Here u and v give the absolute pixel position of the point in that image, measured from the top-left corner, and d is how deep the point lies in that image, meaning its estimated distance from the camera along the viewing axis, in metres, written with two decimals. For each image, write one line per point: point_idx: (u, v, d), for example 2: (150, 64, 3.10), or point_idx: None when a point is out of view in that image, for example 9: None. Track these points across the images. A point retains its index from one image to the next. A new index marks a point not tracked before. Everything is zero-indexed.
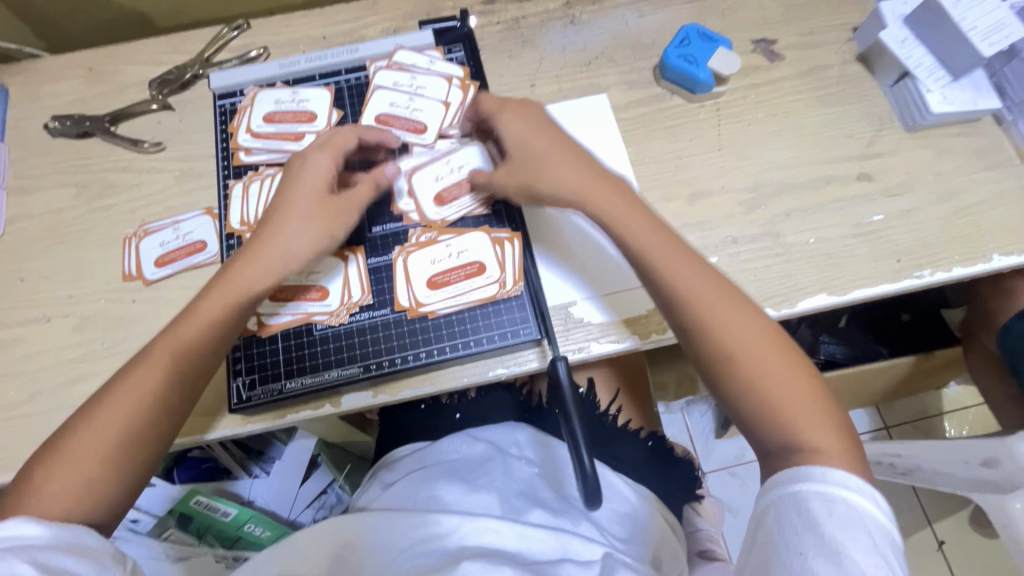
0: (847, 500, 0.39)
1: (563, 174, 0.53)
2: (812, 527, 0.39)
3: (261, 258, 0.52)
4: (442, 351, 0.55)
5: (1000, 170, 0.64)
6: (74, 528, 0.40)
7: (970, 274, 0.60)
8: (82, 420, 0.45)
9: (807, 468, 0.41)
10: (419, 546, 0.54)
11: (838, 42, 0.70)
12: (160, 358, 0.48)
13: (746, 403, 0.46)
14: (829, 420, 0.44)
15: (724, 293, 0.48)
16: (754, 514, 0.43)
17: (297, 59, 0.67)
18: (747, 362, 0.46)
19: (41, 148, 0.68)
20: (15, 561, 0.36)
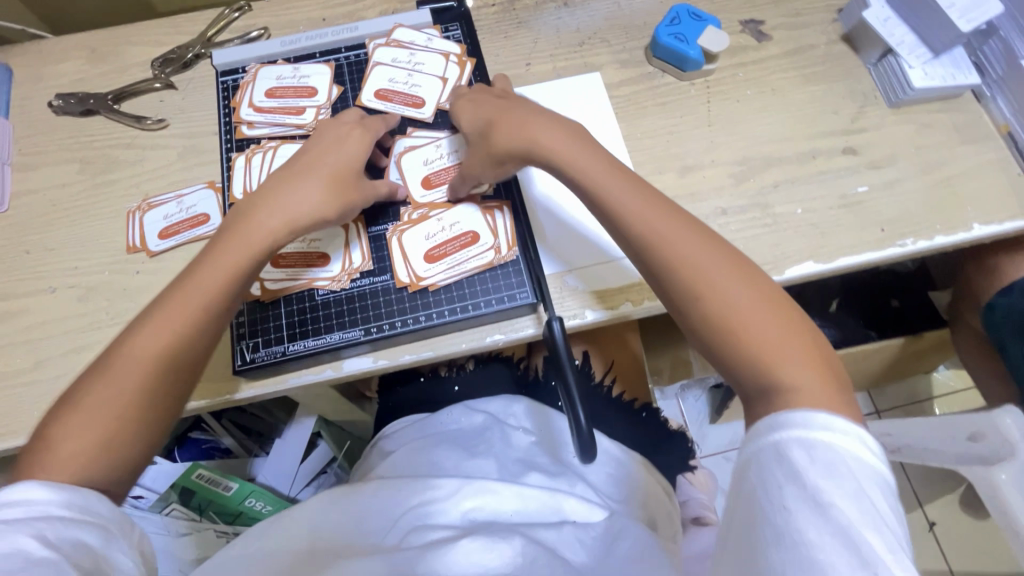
0: (831, 445, 0.36)
1: (524, 124, 0.54)
2: (795, 479, 0.36)
3: (280, 208, 0.53)
4: (440, 315, 0.57)
5: (981, 144, 0.66)
6: (83, 493, 0.40)
7: (952, 243, 0.62)
8: (100, 375, 0.44)
9: (787, 415, 0.38)
10: (417, 510, 0.55)
11: (824, 23, 0.72)
12: (185, 308, 0.48)
13: (725, 347, 0.43)
14: (809, 359, 0.41)
15: (697, 237, 0.46)
16: (735, 468, 0.40)
17: (297, 37, 0.68)
18: (724, 305, 0.43)
19: (45, 125, 0.69)
20: (18, 535, 0.35)
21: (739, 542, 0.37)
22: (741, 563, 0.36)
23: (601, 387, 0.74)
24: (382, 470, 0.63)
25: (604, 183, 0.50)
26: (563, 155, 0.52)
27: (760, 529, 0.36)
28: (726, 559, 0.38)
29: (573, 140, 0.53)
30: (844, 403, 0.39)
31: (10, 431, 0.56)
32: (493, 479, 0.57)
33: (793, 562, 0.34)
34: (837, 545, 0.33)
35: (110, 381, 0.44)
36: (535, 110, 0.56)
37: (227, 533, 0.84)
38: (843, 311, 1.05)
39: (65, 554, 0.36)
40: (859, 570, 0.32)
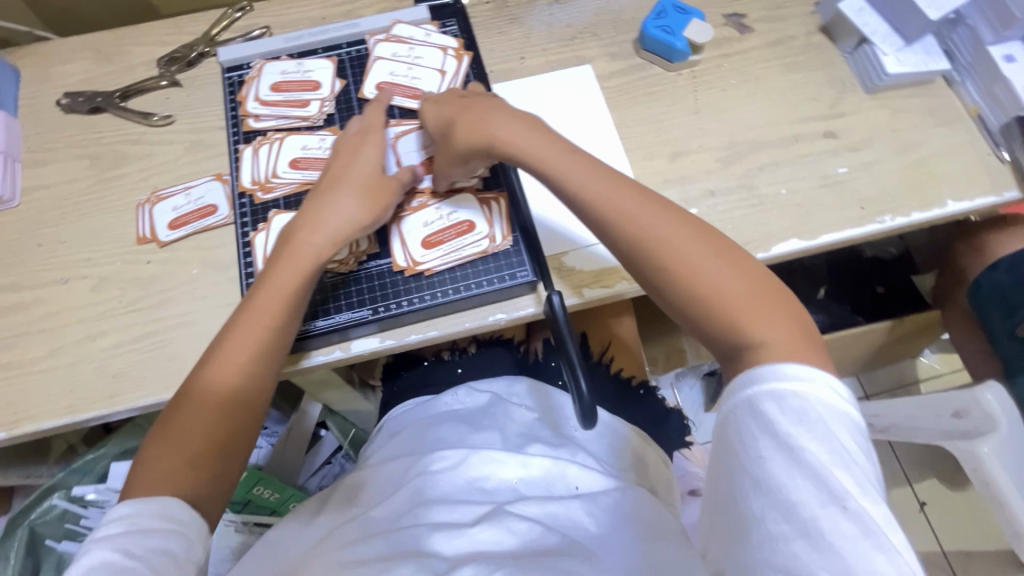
0: (798, 393, 0.38)
1: (479, 121, 0.56)
2: (769, 431, 0.38)
3: (326, 226, 0.56)
4: (445, 294, 0.59)
5: (953, 126, 0.70)
6: (165, 503, 0.44)
7: (927, 219, 0.66)
8: (186, 401, 0.49)
9: (759, 369, 0.40)
10: (423, 482, 0.57)
11: (803, 16, 0.76)
12: (257, 330, 0.52)
13: (698, 315, 0.45)
14: (771, 311, 0.43)
15: (662, 214, 0.48)
16: (715, 424, 0.42)
17: (301, 33, 0.71)
18: (694, 277, 0.45)
19: (54, 123, 0.71)
20: (106, 548, 0.40)
21: (722, 492, 0.40)
22: (725, 510, 0.40)
23: (600, 365, 0.77)
24: (388, 451, 0.65)
25: (573, 174, 0.51)
26: (518, 150, 0.54)
27: (739, 478, 0.39)
28: (712, 506, 0.41)
29: (531, 133, 0.54)
30: (814, 353, 0.41)
31: (27, 416, 0.58)
32: (497, 449, 0.59)
33: (771, 505, 0.37)
34: (808, 485, 0.36)
35: (200, 406, 0.49)
36: (492, 105, 0.57)
37: (235, 522, 0.84)
38: (831, 296, 1.06)
39: (147, 564, 0.40)
40: (830, 506, 0.35)
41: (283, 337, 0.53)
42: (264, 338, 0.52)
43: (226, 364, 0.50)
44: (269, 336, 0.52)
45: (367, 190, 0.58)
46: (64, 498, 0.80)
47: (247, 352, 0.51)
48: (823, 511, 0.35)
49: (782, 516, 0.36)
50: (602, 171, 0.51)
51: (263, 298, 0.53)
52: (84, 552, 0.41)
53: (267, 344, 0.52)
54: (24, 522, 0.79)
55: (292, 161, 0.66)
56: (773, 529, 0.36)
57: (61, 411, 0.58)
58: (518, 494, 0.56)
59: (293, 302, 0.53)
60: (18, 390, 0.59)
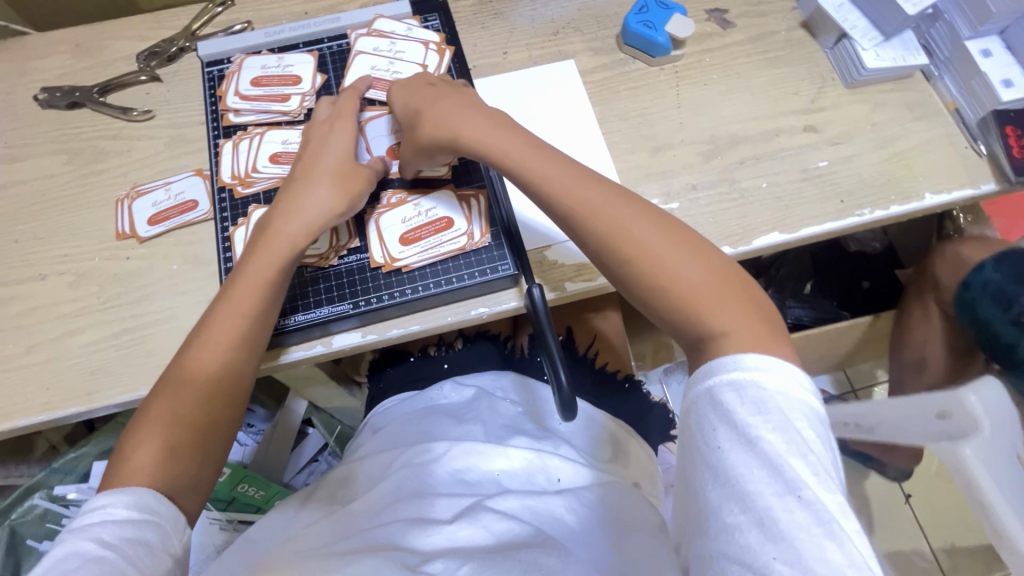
0: (757, 383, 0.38)
1: (443, 114, 0.56)
2: (730, 421, 0.38)
3: (301, 215, 0.56)
4: (425, 289, 0.59)
5: (931, 120, 0.71)
6: (142, 493, 0.44)
7: (905, 212, 0.66)
8: (161, 394, 0.49)
9: (720, 360, 0.41)
10: (398, 477, 0.57)
11: (784, 11, 0.77)
12: (230, 319, 0.51)
13: (664, 305, 0.45)
14: (732, 299, 0.44)
15: (626, 204, 0.48)
16: (682, 412, 0.43)
17: (281, 28, 0.71)
18: (655, 265, 0.45)
19: (31, 118, 0.71)
20: (80, 538, 0.40)
21: (687, 482, 0.41)
22: (690, 501, 0.40)
23: (585, 359, 0.77)
24: (372, 446, 0.65)
25: (532, 165, 0.51)
26: (478, 140, 0.54)
27: (701, 470, 0.39)
28: (681, 493, 0.42)
29: (493, 125, 0.55)
30: (776, 339, 0.42)
31: (3, 414, 0.57)
32: (480, 441, 0.60)
33: (728, 496, 0.37)
34: (765, 475, 0.36)
35: (178, 398, 0.48)
36: (457, 99, 0.58)
37: (219, 521, 0.83)
38: (818, 292, 1.07)
39: (122, 556, 0.40)
40: (785, 495, 0.35)
41: (261, 327, 0.53)
42: (243, 328, 0.51)
43: (204, 354, 0.50)
44: (245, 326, 0.52)
45: (344, 179, 0.58)
46: (46, 498, 0.79)
47: (226, 343, 0.51)
48: (778, 500, 0.35)
49: (738, 506, 0.36)
50: (560, 161, 0.51)
51: (241, 289, 0.52)
52: (59, 541, 0.41)
53: (243, 337, 0.51)
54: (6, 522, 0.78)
55: (272, 156, 0.65)
56: (730, 521, 0.36)
57: (38, 409, 0.58)
58: (499, 486, 0.56)
59: (270, 291, 0.53)
60: None
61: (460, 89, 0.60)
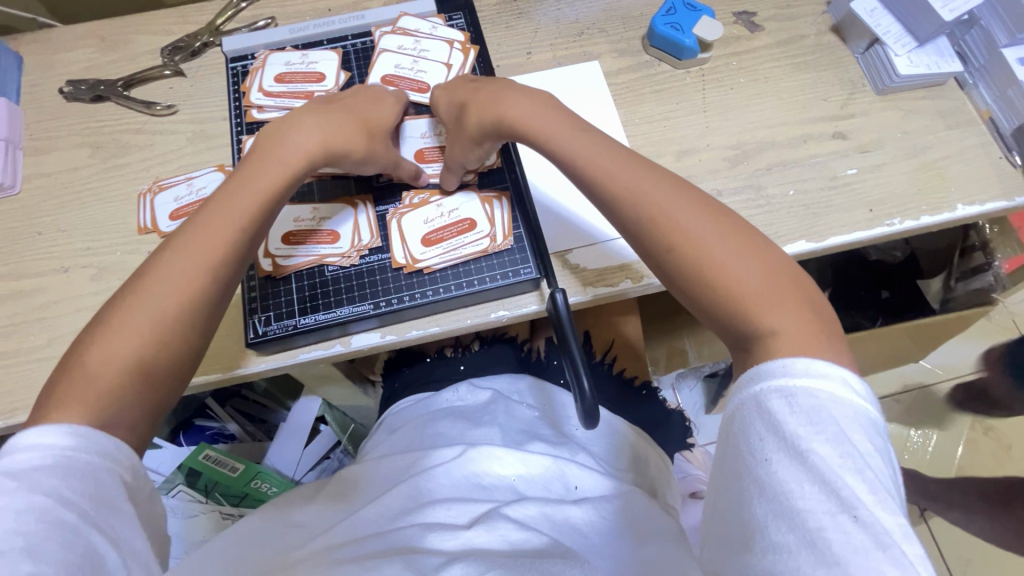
0: (809, 393, 0.37)
1: (486, 100, 0.56)
2: (778, 432, 0.36)
3: (311, 141, 0.54)
4: (446, 290, 0.59)
5: (964, 129, 0.69)
6: (102, 440, 0.38)
7: (936, 223, 0.65)
8: (132, 296, 0.43)
9: (768, 364, 0.39)
10: (422, 482, 0.55)
11: (814, 15, 0.75)
12: (221, 226, 0.47)
13: (713, 303, 0.43)
14: (785, 297, 0.41)
15: (677, 195, 0.46)
16: (723, 425, 0.41)
17: (306, 24, 0.71)
18: (704, 255, 0.43)
19: (56, 111, 0.71)
20: (31, 491, 0.34)
21: (727, 492, 0.39)
22: (732, 518, 0.38)
23: (603, 364, 0.76)
24: (388, 446, 0.65)
25: (578, 151, 0.50)
26: (512, 118, 0.54)
27: (747, 484, 0.37)
28: (717, 508, 0.40)
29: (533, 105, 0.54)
30: (831, 344, 0.40)
31: (24, 405, 0.58)
32: (497, 445, 0.59)
33: (774, 511, 0.35)
34: (816, 490, 0.34)
35: (133, 314, 0.42)
36: (504, 86, 0.57)
37: (232, 516, 0.85)
38: (837, 301, 1.05)
39: (85, 514, 0.35)
40: (839, 514, 0.33)
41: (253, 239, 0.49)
42: (221, 245, 0.46)
43: (174, 262, 0.44)
44: (238, 236, 0.47)
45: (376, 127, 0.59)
46: None
47: (211, 246, 0.46)
48: (830, 520, 0.33)
49: (787, 525, 0.34)
50: (606, 146, 0.50)
51: (233, 203, 0.49)
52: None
53: (234, 244, 0.47)
54: None
55: None
56: (779, 539, 0.34)
57: None
58: (517, 493, 0.55)
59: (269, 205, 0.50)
60: (16, 378, 0.59)
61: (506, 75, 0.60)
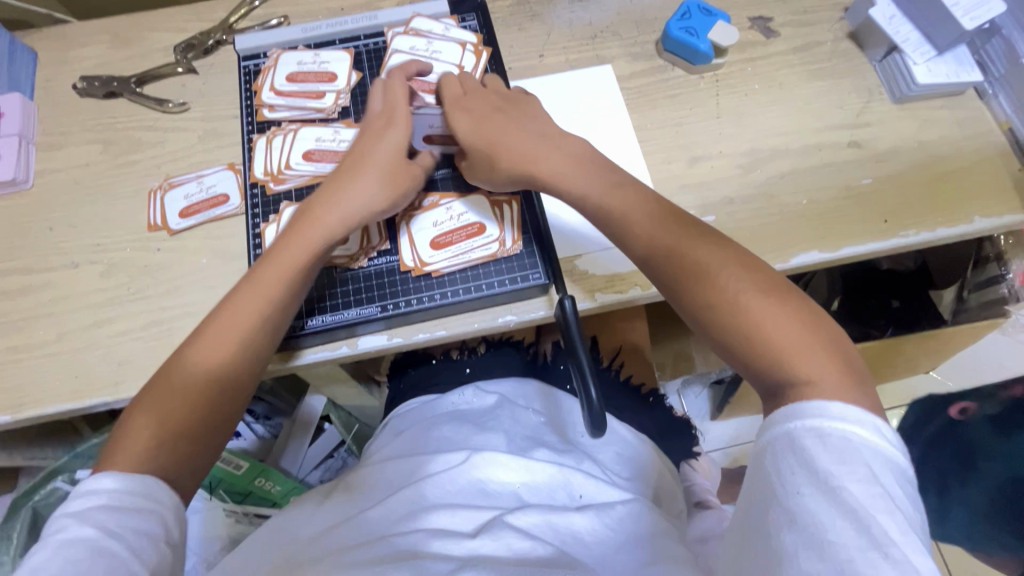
0: (844, 434, 0.36)
1: (496, 141, 0.56)
2: (810, 467, 0.36)
3: (343, 203, 0.54)
4: (455, 294, 0.58)
5: (983, 139, 0.68)
6: (145, 482, 0.43)
7: (953, 235, 0.64)
8: (176, 367, 0.48)
9: (803, 405, 0.38)
10: (432, 491, 0.55)
11: (831, 21, 0.74)
12: (253, 303, 0.50)
13: (751, 357, 0.42)
14: (819, 350, 0.40)
15: (718, 249, 0.46)
16: (750, 458, 0.40)
17: (318, 24, 0.70)
18: (737, 307, 0.43)
19: (69, 106, 0.71)
20: (83, 525, 0.39)
21: (751, 521, 0.38)
22: (754, 545, 0.37)
23: (610, 370, 0.76)
24: (393, 448, 0.64)
25: (617, 208, 0.51)
26: (516, 164, 0.55)
27: (774, 512, 0.36)
28: (738, 535, 0.39)
29: (541, 148, 0.55)
30: (863, 394, 0.39)
31: (32, 400, 0.58)
32: (503, 451, 0.59)
33: (804, 542, 0.34)
34: (848, 526, 0.34)
35: (188, 378, 0.47)
36: (519, 125, 0.57)
37: (236, 513, 0.86)
38: (846, 311, 1.02)
39: (126, 546, 0.39)
40: (869, 550, 0.33)
41: (282, 312, 0.51)
42: (253, 319, 0.50)
43: (210, 338, 0.49)
44: (267, 313, 0.50)
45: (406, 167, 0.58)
46: (67, 481, 0.81)
47: (242, 323, 0.50)
48: (861, 555, 0.33)
49: (816, 554, 0.34)
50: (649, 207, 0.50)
51: (264, 278, 0.51)
52: (57, 526, 0.39)
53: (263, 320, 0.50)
54: (28, 503, 0.80)
55: (305, 153, 0.65)
56: (807, 567, 0.34)
57: (67, 396, 0.58)
58: (521, 500, 0.55)
59: (298, 278, 0.52)
60: (25, 373, 0.59)
61: (533, 111, 0.59)
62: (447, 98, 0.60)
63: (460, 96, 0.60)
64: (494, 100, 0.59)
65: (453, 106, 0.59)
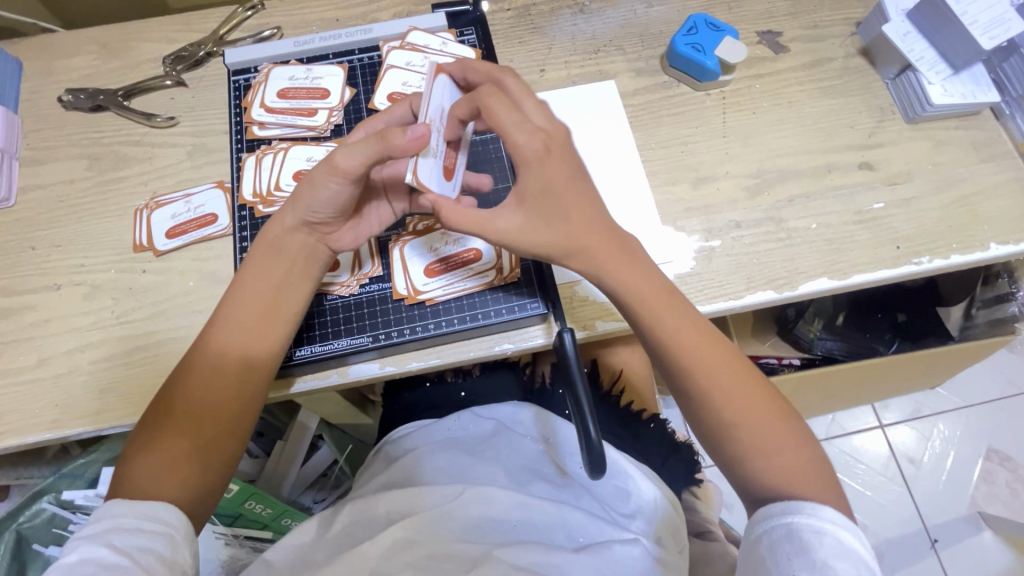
0: (838, 535, 0.42)
1: (564, 212, 0.48)
2: (805, 553, 0.41)
3: (301, 218, 0.51)
4: (449, 323, 0.56)
5: (999, 162, 0.65)
6: (155, 505, 0.43)
7: (967, 262, 0.62)
8: (168, 398, 0.48)
9: (800, 502, 0.43)
10: (425, 526, 0.53)
11: (842, 36, 0.72)
12: (231, 322, 0.50)
13: (729, 449, 0.48)
14: (787, 436, 0.47)
15: (713, 353, 0.49)
16: (745, 542, 0.45)
17: (311, 37, 0.68)
18: (726, 398, 0.48)
19: (54, 119, 0.69)
20: (93, 545, 0.39)
21: None
22: None
23: (610, 396, 0.74)
24: (384, 477, 0.62)
25: (641, 290, 0.49)
26: (604, 271, 0.49)
27: None
28: None
29: (614, 249, 0.50)
30: (816, 473, 0.47)
31: (11, 428, 0.56)
32: (498, 487, 0.57)
33: None
34: None
35: (173, 408, 0.47)
36: (591, 208, 0.49)
37: (225, 534, 0.85)
38: (851, 324, 0.99)
39: (134, 562, 0.39)
40: None
41: (266, 329, 0.51)
42: (235, 338, 0.50)
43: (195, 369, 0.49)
44: (247, 333, 0.50)
45: (367, 138, 0.47)
46: (54, 502, 0.79)
47: (224, 344, 0.49)
48: None
49: None
50: (664, 291, 0.50)
51: (240, 300, 0.51)
52: (69, 549, 0.40)
53: (246, 343, 0.50)
54: (12, 526, 0.78)
55: (295, 174, 0.63)
56: None
57: (47, 425, 0.56)
58: (515, 537, 0.53)
59: (274, 297, 0.52)
60: (5, 400, 0.57)
61: (587, 187, 0.50)
62: (527, 150, 0.47)
63: (541, 154, 0.48)
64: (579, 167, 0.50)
65: (542, 170, 0.48)
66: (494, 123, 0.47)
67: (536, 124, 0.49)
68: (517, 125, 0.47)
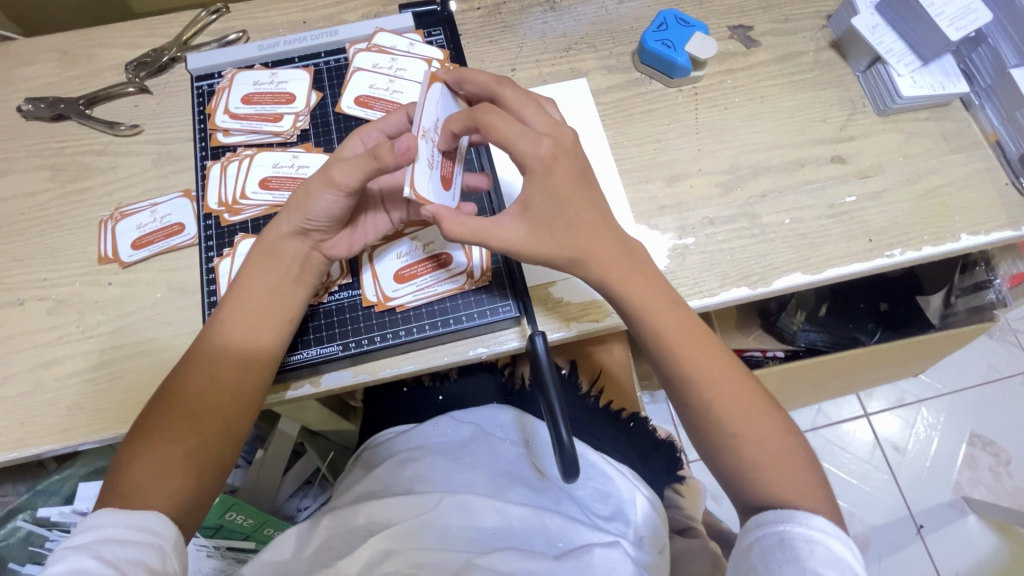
0: (828, 544, 0.42)
1: (570, 219, 0.48)
2: (795, 562, 0.42)
3: (297, 224, 0.51)
4: (420, 329, 0.56)
5: (968, 153, 0.66)
6: (143, 514, 0.42)
7: (939, 253, 0.62)
8: (161, 405, 0.48)
9: (793, 511, 0.44)
10: (405, 537, 0.53)
11: (812, 29, 0.72)
12: (225, 330, 0.50)
13: (713, 443, 0.49)
14: (770, 427, 0.48)
15: (714, 359, 0.50)
16: (738, 548, 0.46)
17: (276, 41, 0.67)
18: (712, 395, 0.49)
19: (15, 130, 0.67)
20: (80, 556, 0.38)
21: None
22: None
23: (588, 397, 0.73)
24: (363, 485, 0.61)
25: (636, 291, 0.49)
26: (611, 279, 0.49)
27: None
28: None
29: (619, 253, 0.50)
30: (797, 464, 0.48)
31: None
32: (478, 494, 0.56)
33: None
34: None
35: (166, 414, 0.47)
36: (597, 216, 0.49)
37: (207, 547, 0.83)
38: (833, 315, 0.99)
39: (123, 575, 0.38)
40: None
41: (260, 338, 0.50)
42: (230, 345, 0.49)
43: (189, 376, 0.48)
44: (242, 340, 0.50)
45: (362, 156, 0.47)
46: (29, 520, 0.77)
47: (217, 350, 0.49)
48: None
49: None
50: (658, 287, 0.50)
51: (237, 308, 0.51)
52: (55, 559, 0.39)
53: (241, 350, 0.50)
54: None
55: (262, 181, 0.62)
56: None
57: (12, 444, 0.55)
58: (495, 545, 0.53)
59: (269, 304, 0.51)
60: None
61: (594, 194, 0.50)
62: (535, 160, 0.47)
63: (546, 161, 0.47)
64: (585, 171, 0.49)
65: (548, 180, 0.47)
66: (499, 137, 0.46)
67: (540, 131, 0.48)
68: (524, 138, 0.47)
